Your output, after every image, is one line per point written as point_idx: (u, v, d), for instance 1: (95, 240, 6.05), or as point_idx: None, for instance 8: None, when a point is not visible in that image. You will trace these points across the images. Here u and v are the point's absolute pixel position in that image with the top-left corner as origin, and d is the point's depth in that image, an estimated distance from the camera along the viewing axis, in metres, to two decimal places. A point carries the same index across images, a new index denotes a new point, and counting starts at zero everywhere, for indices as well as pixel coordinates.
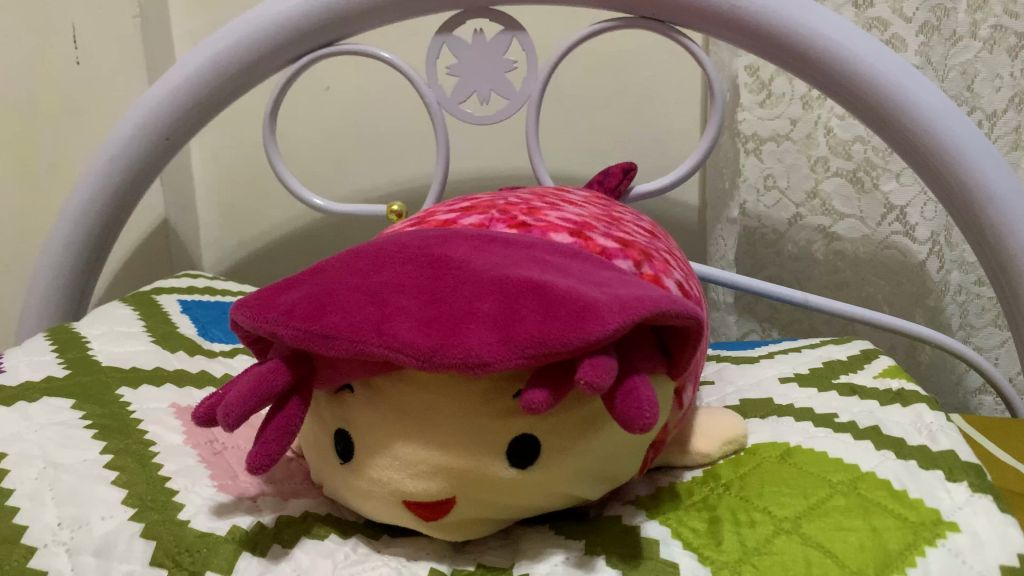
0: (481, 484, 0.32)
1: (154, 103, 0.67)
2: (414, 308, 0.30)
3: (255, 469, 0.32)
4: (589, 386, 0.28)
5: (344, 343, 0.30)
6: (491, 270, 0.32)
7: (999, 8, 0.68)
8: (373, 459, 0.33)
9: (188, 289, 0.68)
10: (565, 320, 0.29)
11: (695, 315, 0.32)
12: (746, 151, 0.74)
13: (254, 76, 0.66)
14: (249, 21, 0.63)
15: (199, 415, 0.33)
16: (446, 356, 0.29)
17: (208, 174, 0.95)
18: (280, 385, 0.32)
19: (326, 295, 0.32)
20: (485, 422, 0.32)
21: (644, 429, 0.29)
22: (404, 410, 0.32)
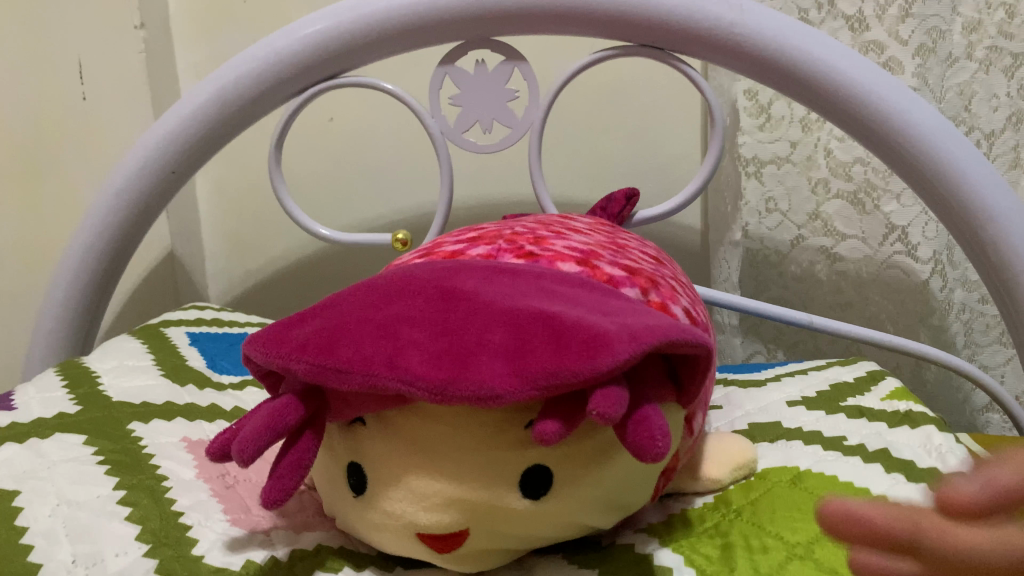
0: (494, 515, 0.33)
1: (160, 137, 0.67)
2: (425, 341, 0.31)
3: (270, 504, 0.32)
4: (601, 417, 0.28)
5: (357, 377, 0.30)
6: (500, 302, 0.32)
7: (993, 30, 0.69)
8: (386, 492, 0.33)
9: (196, 321, 0.68)
10: (575, 350, 0.29)
11: (705, 343, 0.33)
12: (748, 173, 0.75)
13: (259, 109, 0.66)
14: (255, 56, 0.64)
15: (212, 451, 0.33)
16: (459, 389, 0.29)
17: (213, 206, 0.96)
18: (292, 421, 0.32)
19: (338, 329, 0.32)
20: (498, 453, 0.32)
21: (656, 457, 0.29)
22: (416, 443, 0.32)
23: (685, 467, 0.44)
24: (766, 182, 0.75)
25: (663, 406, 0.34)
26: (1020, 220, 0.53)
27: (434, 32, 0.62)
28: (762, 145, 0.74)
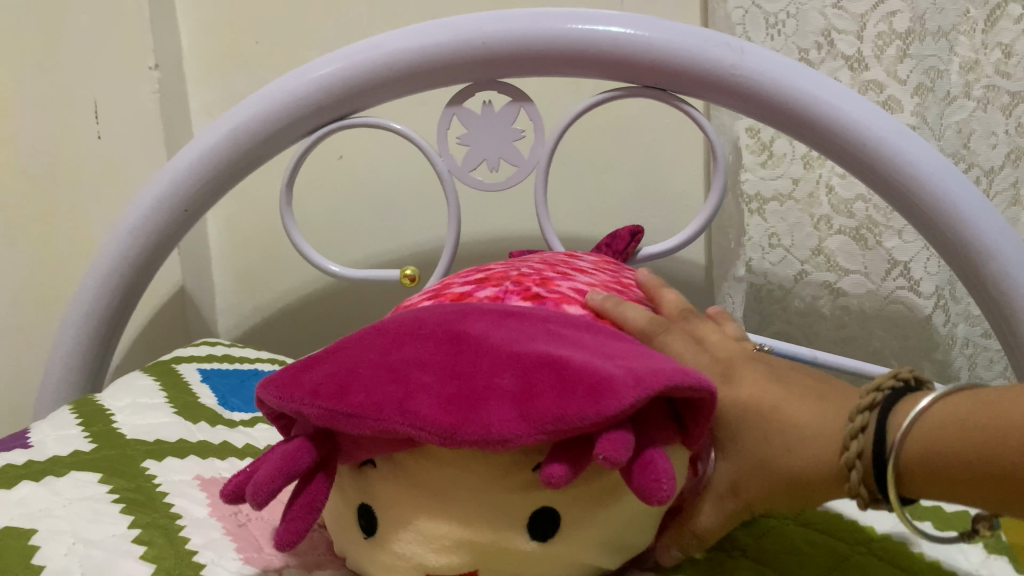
0: (502, 557, 0.33)
1: (173, 178, 0.69)
2: (435, 386, 0.32)
3: (283, 546, 0.33)
4: (607, 461, 0.29)
5: (367, 421, 0.31)
6: (508, 346, 0.33)
7: (990, 69, 0.71)
8: (396, 534, 0.34)
9: (208, 357, 0.69)
10: (581, 394, 0.30)
11: (708, 387, 0.33)
12: (751, 210, 0.76)
13: (270, 149, 0.68)
14: (267, 97, 0.66)
15: (226, 494, 0.34)
16: (468, 433, 0.30)
17: (223, 242, 0.97)
18: (305, 463, 0.33)
19: (350, 374, 0.33)
20: (507, 495, 0.33)
21: (661, 500, 0.30)
22: (426, 484, 0.33)
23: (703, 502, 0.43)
24: (769, 219, 0.76)
25: (668, 449, 0.35)
26: (1018, 257, 0.54)
27: (441, 74, 0.63)
28: (765, 182, 0.75)
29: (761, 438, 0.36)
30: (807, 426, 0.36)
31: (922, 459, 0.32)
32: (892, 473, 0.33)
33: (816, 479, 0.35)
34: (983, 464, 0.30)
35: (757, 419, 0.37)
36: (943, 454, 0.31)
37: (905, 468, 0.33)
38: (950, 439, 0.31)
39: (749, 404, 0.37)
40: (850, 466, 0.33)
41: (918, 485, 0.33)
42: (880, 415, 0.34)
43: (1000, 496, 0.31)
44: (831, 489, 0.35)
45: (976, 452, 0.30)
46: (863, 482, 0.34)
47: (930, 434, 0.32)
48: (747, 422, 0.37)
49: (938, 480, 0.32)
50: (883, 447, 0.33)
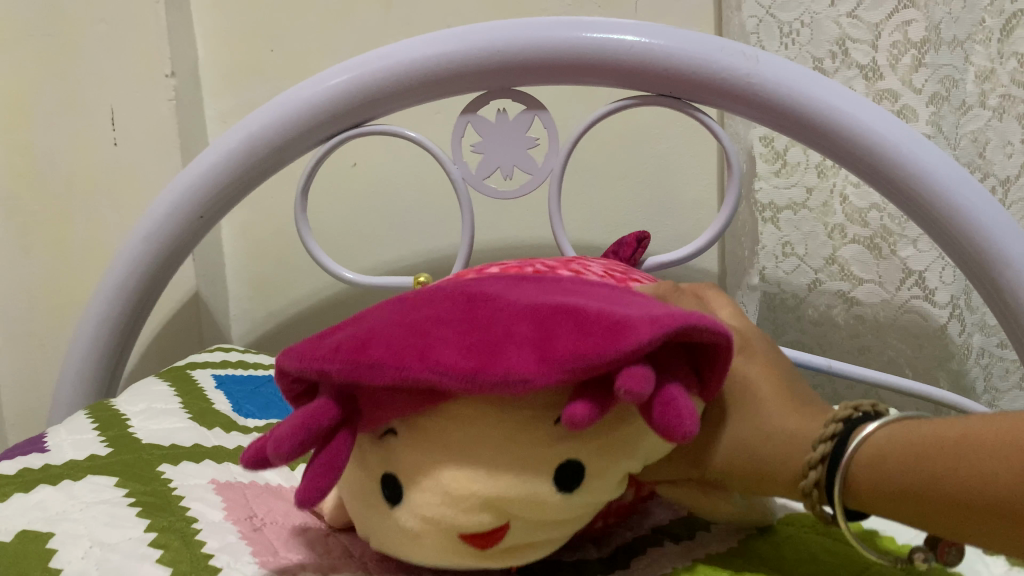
0: (534, 509, 0.33)
1: (189, 185, 0.69)
2: (454, 337, 0.32)
3: (306, 504, 0.33)
4: (630, 395, 0.29)
5: (387, 369, 0.31)
6: (525, 301, 0.34)
7: (1006, 79, 0.71)
8: (422, 494, 0.34)
9: (222, 363, 0.70)
10: (599, 335, 0.31)
11: (725, 332, 0.33)
12: (764, 219, 0.77)
13: (286, 156, 0.68)
14: (282, 106, 0.66)
15: (246, 459, 0.34)
16: (488, 376, 0.30)
17: (238, 249, 0.98)
18: (326, 422, 0.33)
19: (369, 332, 0.33)
20: (531, 452, 0.33)
21: (686, 436, 0.30)
22: (447, 443, 0.34)
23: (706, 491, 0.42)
24: (783, 227, 0.76)
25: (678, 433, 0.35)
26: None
27: (455, 83, 0.64)
28: (778, 191, 0.76)
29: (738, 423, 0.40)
30: (786, 422, 0.38)
31: (873, 471, 0.34)
32: (840, 478, 0.35)
33: (780, 471, 0.38)
34: (921, 476, 0.32)
35: (745, 408, 0.40)
36: (889, 465, 0.34)
37: (855, 478, 0.35)
38: (897, 452, 0.34)
39: (742, 393, 0.40)
40: (812, 464, 0.36)
41: (863, 499, 0.35)
42: (849, 425, 0.36)
43: (930, 514, 0.33)
44: (786, 486, 0.38)
45: (912, 462, 0.33)
46: (817, 484, 0.36)
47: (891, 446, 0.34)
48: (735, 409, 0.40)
49: (879, 494, 0.34)
50: (842, 453, 0.35)
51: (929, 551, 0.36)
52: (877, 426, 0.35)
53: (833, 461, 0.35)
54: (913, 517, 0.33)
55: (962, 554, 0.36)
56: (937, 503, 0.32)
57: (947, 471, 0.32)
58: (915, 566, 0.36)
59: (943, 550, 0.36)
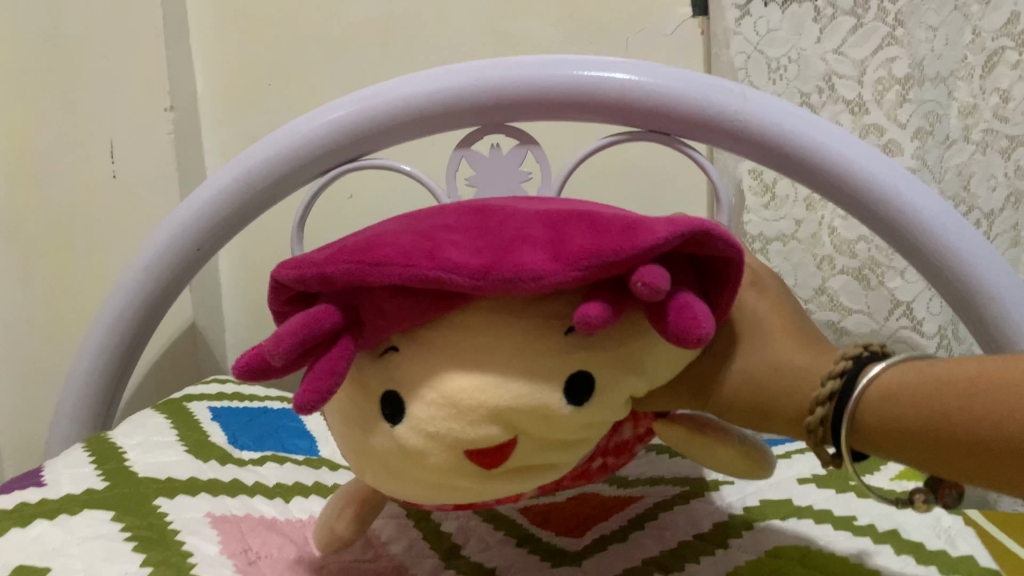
0: (540, 420, 0.31)
1: (187, 217, 0.70)
2: (464, 242, 0.32)
3: (303, 409, 0.31)
4: (649, 289, 0.29)
5: (395, 267, 0.30)
6: (534, 212, 0.34)
7: (988, 114, 0.72)
8: (424, 407, 0.31)
9: (217, 395, 0.70)
10: (614, 235, 0.31)
11: (737, 247, 0.33)
12: (753, 250, 0.78)
13: (283, 189, 0.69)
14: (278, 141, 0.67)
15: (240, 366, 0.32)
16: (501, 272, 0.30)
17: (234, 280, 0.99)
18: (327, 324, 0.31)
19: (373, 238, 0.33)
20: (540, 362, 0.31)
21: (702, 338, 0.30)
22: (454, 352, 0.32)
23: (703, 429, 0.39)
24: (773, 259, 0.77)
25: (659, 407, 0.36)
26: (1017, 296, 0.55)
27: (450, 120, 0.65)
28: (768, 223, 0.76)
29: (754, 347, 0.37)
30: (794, 359, 0.37)
31: (883, 414, 0.34)
32: (847, 420, 0.35)
33: (785, 406, 0.36)
34: (931, 412, 0.33)
35: (753, 339, 0.38)
36: (901, 400, 0.34)
37: (863, 416, 0.35)
38: (909, 388, 0.34)
39: (748, 323, 0.38)
40: (820, 400, 0.35)
41: (867, 437, 0.35)
42: (857, 363, 0.36)
43: (936, 451, 0.33)
44: (787, 422, 0.37)
45: (924, 404, 0.33)
46: (822, 422, 0.36)
47: (903, 387, 0.34)
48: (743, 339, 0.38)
49: (886, 431, 0.34)
50: (853, 391, 0.35)
51: (929, 492, 0.38)
52: (887, 364, 0.35)
53: (840, 405, 0.35)
54: (915, 454, 0.34)
55: (962, 497, 0.38)
56: (944, 441, 0.32)
57: (961, 414, 0.32)
58: (916, 507, 0.38)
59: (944, 491, 0.37)
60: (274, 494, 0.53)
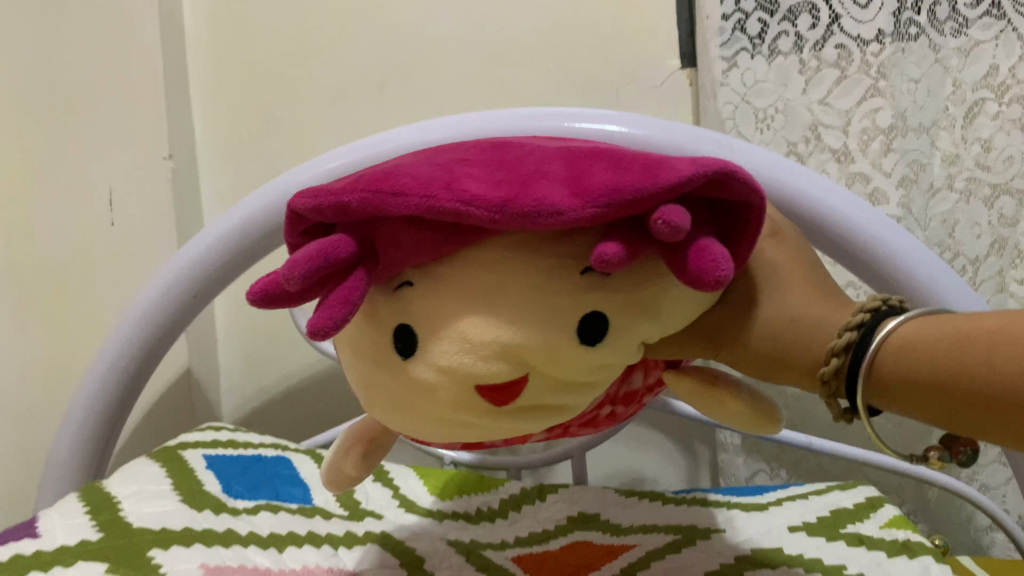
0: (556, 358, 0.30)
1: (183, 265, 0.71)
2: (482, 175, 0.30)
3: (314, 335, 0.29)
4: (669, 226, 0.27)
5: (410, 198, 0.29)
6: (558, 147, 0.32)
7: (971, 162, 0.75)
8: (436, 342, 0.30)
9: (212, 443, 0.70)
10: (639, 171, 0.29)
11: (764, 195, 0.32)
12: None
13: (278, 237, 0.71)
14: (271, 191, 0.70)
15: (257, 290, 0.30)
16: (518, 205, 0.28)
17: (229, 325, 0.99)
18: (343, 253, 0.30)
19: (391, 171, 0.31)
20: (558, 299, 0.30)
21: (720, 281, 0.28)
22: (468, 287, 0.30)
23: (715, 381, 0.37)
24: None
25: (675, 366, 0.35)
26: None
27: None
28: None
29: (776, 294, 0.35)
30: (811, 309, 0.35)
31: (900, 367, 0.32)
32: (862, 373, 0.32)
33: (802, 357, 0.34)
34: (948, 366, 0.31)
35: (767, 288, 0.35)
36: (921, 354, 0.32)
37: (879, 369, 0.33)
38: (928, 340, 0.32)
39: (766, 271, 0.36)
40: (835, 351, 0.32)
41: (882, 390, 0.33)
42: (876, 317, 0.33)
43: (953, 406, 0.31)
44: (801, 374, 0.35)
45: (944, 357, 0.31)
46: (837, 374, 0.33)
47: (924, 340, 0.32)
48: (760, 287, 0.35)
49: (902, 385, 0.32)
50: (870, 342, 0.32)
51: (944, 450, 0.37)
52: (904, 318, 0.33)
53: (855, 357, 0.33)
54: (929, 410, 0.31)
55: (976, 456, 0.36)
56: (960, 394, 0.30)
57: (983, 366, 0.29)
58: (930, 464, 0.37)
59: (960, 448, 0.36)
60: (268, 544, 0.53)
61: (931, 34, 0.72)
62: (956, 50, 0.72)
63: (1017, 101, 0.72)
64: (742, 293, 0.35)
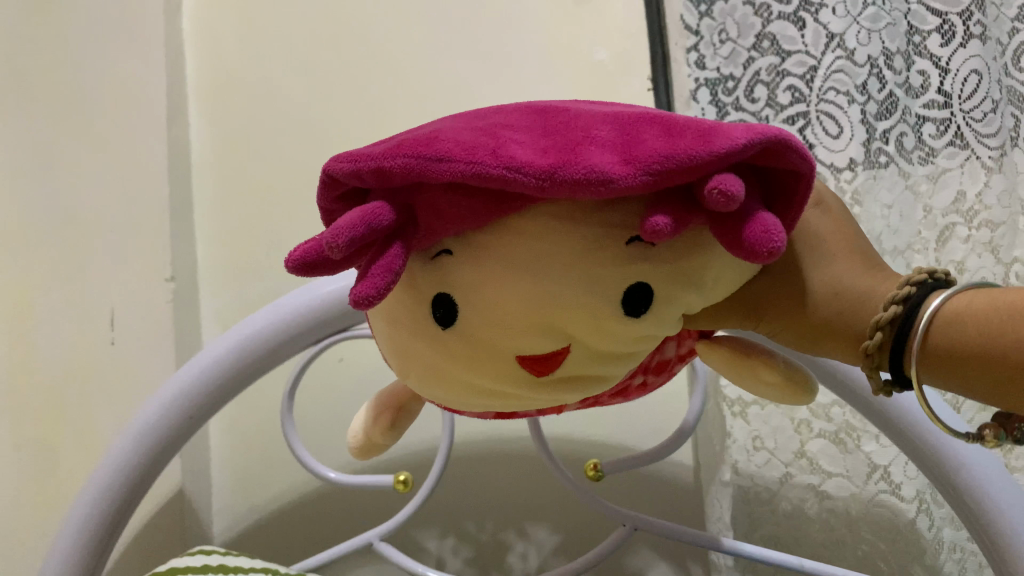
0: (596, 329, 0.34)
1: (179, 386, 0.72)
2: (529, 141, 0.32)
3: (358, 304, 0.31)
4: (723, 195, 0.29)
5: (455, 163, 0.31)
6: (603, 111, 0.34)
7: None
8: (483, 315, 0.33)
9: (202, 567, 0.70)
10: (689, 139, 0.31)
11: (811, 161, 0.34)
12: (733, 413, 0.80)
13: (274, 359, 0.74)
14: (270, 313, 0.74)
15: (296, 257, 0.32)
16: (569, 172, 0.30)
17: (224, 446, 1.01)
18: (384, 221, 0.32)
19: (436, 134, 0.33)
20: (601, 268, 0.32)
21: (773, 251, 0.30)
22: (512, 256, 0.33)
23: (749, 352, 0.41)
24: (752, 421, 0.80)
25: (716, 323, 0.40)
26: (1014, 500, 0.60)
27: None
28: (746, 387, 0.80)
29: (821, 266, 0.40)
30: (857, 283, 0.40)
31: (952, 345, 0.38)
32: (913, 348, 0.38)
33: (847, 330, 0.39)
34: (997, 340, 0.37)
35: (815, 255, 0.40)
36: (966, 326, 0.38)
37: (926, 340, 0.38)
38: (973, 314, 0.38)
39: (813, 241, 0.41)
40: (879, 325, 0.38)
41: (927, 361, 0.39)
42: (921, 290, 0.39)
43: (1002, 376, 0.37)
44: (844, 348, 0.40)
45: (991, 335, 0.37)
46: (878, 348, 0.39)
47: (970, 318, 0.38)
48: (805, 253, 0.40)
49: (952, 358, 0.38)
50: (916, 315, 0.38)
51: (999, 428, 0.43)
52: (950, 292, 0.39)
53: (900, 332, 0.38)
54: (979, 381, 0.38)
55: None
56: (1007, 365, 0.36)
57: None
58: (986, 442, 0.43)
59: (1014, 426, 0.42)
60: None
61: (900, 163, 0.78)
62: (925, 177, 0.78)
63: (985, 225, 0.75)
64: (790, 260, 0.40)
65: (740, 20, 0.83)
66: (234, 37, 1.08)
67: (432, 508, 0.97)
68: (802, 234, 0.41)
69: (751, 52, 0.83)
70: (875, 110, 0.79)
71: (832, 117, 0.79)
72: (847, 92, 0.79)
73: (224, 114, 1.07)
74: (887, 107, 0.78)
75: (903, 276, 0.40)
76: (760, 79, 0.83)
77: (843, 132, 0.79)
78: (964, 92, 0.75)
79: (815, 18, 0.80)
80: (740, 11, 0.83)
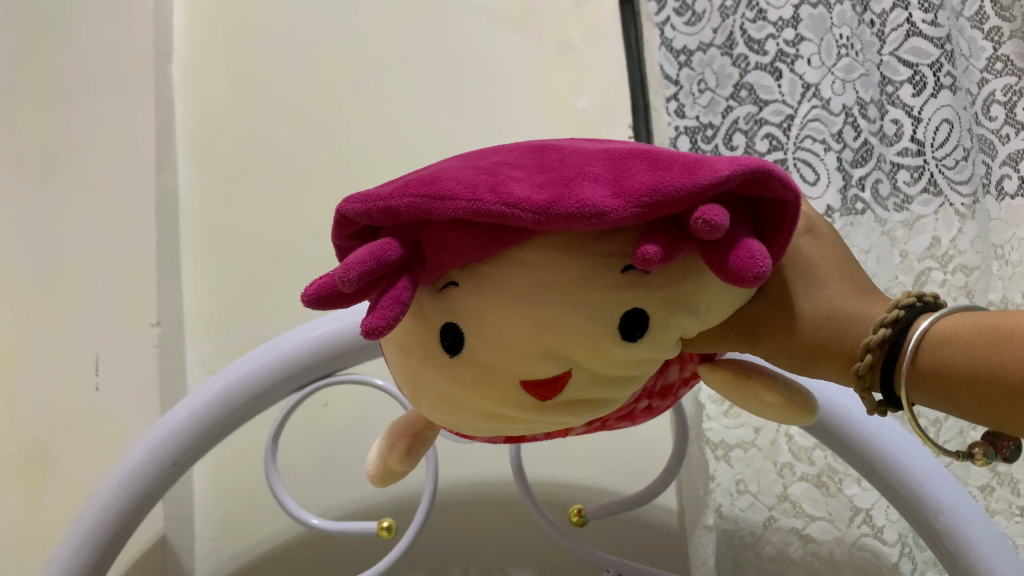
0: (596, 353, 0.34)
1: (162, 434, 0.72)
2: (526, 177, 0.32)
3: (370, 335, 0.32)
4: (709, 225, 0.30)
5: (458, 201, 0.32)
6: (597, 148, 0.35)
7: None
8: (488, 343, 0.34)
9: None
10: (677, 172, 0.32)
11: (796, 192, 0.34)
12: (717, 456, 0.82)
13: (258, 406, 0.74)
14: (256, 360, 0.74)
15: (311, 292, 0.33)
16: (563, 206, 0.31)
17: (209, 491, 1.00)
18: (392, 255, 0.33)
19: (439, 173, 0.34)
20: (600, 295, 0.33)
21: (758, 276, 0.31)
22: (514, 288, 0.33)
23: (749, 373, 0.39)
24: (735, 465, 0.82)
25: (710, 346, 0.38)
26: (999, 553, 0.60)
27: None
28: (728, 430, 0.82)
29: (812, 291, 0.41)
30: (848, 303, 0.41)
31: (942, 365, 0.39)
32: (901, 369, 0.40)
33: (839, 354, 0.41)
34: (986, 361, 0.38)
35: (803, 281, 0.41)
36: (954, 346, 0.39)
37: (915, 360, 0.40)
38: (958, 335, 0.39)
39: (803, 267, 0.41)
40: (869, 347, 0.39)
41: (916, 381, 0.40)
42: (910, 312, 0.40)
43: (990, 396, 0.38)
44: (835, 371, 0.41)
45: (979, 356, 0.38)
46: (870, 368, 0.40)
47: (960, 339, 0.39)
48: (795, 279, 0.41)
49: (942, 377, 0.40)
50: (904, 338, 0.40)
51: (989, 447, 0.45)
52: (937, 314, 0.40)
53: (890, 355, 0.40)
54: (967, 400, 0.39)
55: (1018, 450, 0.45)
56: (997, 385, 0.38)
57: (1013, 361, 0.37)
58: (976, 460, 0.45)
59: (1003, 444, 0.45)
60: None
61: (876, 210, 0.80)
62: (901, 223, 0.79)
63: (960, 270, 0.76)
64: (782, 286, 0.41)
65: (719, 70, 0.87)
66: (223, 85, 1.09)
67: (417, 554, 0.97)
68: (793, 260, 0.41)
69: (729, 101, 0.86)
70: (851, 157, 0.81)
71: (809, 164, 0.82)
72: (823, 140, 0.82)
73: (212, 160, 1.08)
74: (862, 154, 0.81)
75: (893, 299, 0.42)
76: (738, 127, 0.86)
77: (820, 179, 0.81)
78: (936, 141, 0.77)
79: (791, 69, 0.83)
80: (719, 61, 0.87)
